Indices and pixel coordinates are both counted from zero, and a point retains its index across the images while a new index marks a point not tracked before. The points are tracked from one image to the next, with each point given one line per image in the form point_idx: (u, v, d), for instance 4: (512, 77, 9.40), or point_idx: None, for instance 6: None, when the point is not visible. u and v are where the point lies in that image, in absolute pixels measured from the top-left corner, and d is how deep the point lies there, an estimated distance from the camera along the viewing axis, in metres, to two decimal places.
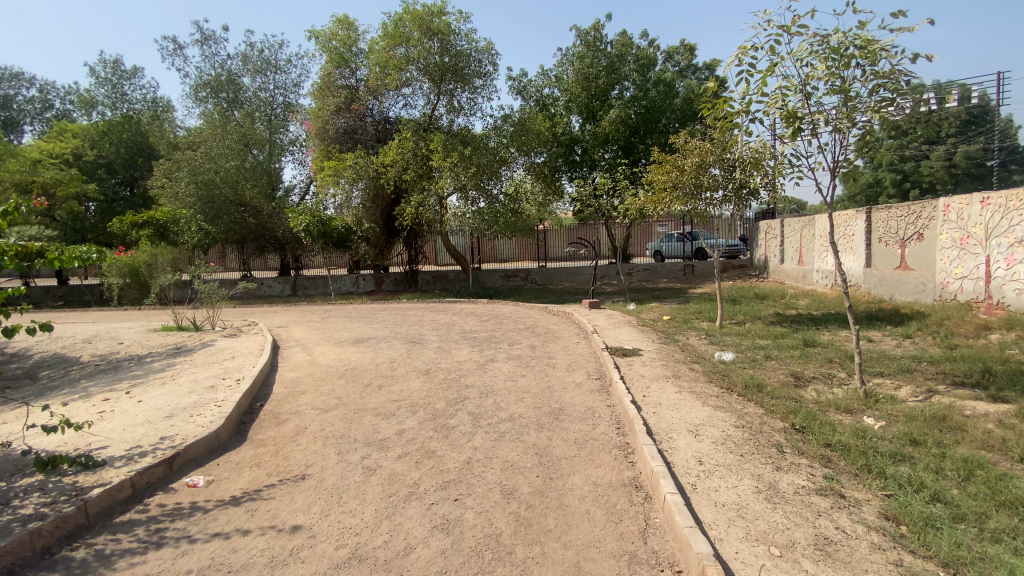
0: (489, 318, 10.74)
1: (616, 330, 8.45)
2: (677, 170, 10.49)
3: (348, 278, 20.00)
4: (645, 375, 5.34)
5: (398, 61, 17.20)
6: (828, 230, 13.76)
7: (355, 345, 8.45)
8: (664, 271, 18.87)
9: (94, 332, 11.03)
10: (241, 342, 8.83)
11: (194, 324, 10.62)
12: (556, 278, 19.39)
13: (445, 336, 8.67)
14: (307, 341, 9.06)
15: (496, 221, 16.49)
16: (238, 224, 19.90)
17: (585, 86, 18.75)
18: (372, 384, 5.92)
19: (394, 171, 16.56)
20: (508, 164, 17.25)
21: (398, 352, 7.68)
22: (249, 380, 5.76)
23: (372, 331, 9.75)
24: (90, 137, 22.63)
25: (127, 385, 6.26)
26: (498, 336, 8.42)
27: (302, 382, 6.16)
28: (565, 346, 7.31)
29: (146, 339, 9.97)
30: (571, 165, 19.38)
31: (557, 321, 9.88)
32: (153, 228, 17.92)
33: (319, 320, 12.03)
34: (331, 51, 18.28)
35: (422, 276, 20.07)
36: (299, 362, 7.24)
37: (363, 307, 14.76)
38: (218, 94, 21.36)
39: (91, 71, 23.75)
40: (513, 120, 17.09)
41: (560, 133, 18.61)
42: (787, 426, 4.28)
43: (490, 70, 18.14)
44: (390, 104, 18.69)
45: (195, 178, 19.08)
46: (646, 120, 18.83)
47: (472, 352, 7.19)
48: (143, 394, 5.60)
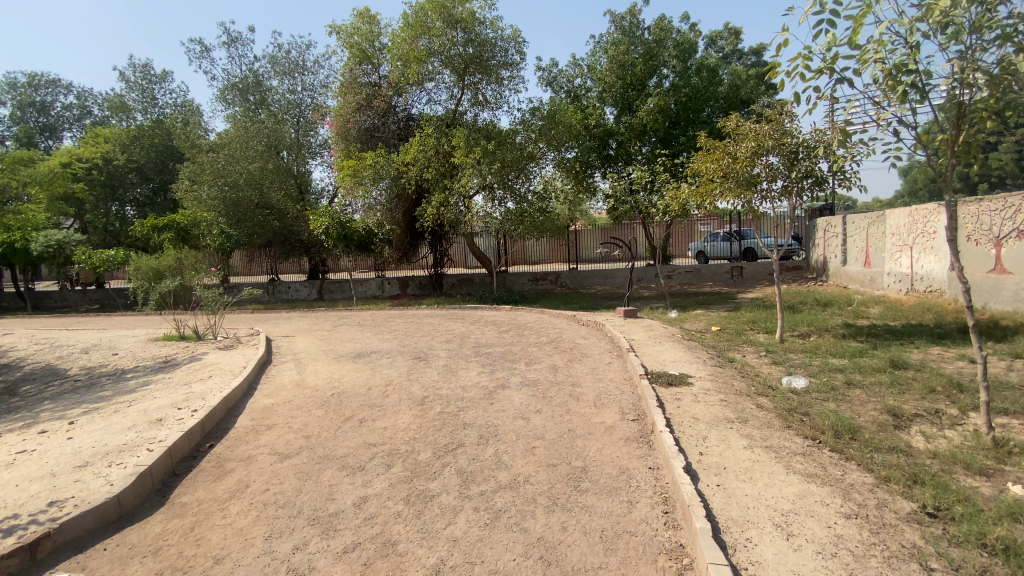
0: (510, 328, 9.57)
1: (656, 345, 7.12)
2: (730, 158, 9.01)
3: (372, 282, 19.32)
4: (698, 419, 4.04)
5: (421, 53, 16.23)
6: (903, 227, 11.91)
7: (354, 361, 7.44)
8: (708, 274, 17.22)
9: (96, 341, 10.53)
10: (231, 357, 7.95)
11: (195, 334, 9.96)
12: (588, 281, 18.01)
13: (456, 352, 7.54)
14: (303, 355, 8.12)
15: (523, 220, 15.26)
16: (262, 227, 19.48)
17: (620, 75, 17.27)
18: (353, 417, 4.84)
19: (415, 169, 15.60)
20: (537, 161, 16.05)
21: (398, 371, 6.60)
22: (202, 412, 4.76)
23: (378, 344, 8.76)
24: (121, 142, 22.46)
25: (82, 410, 5.43)
26: (516, 352, 7.22)
27: (275, 412, 5.16)
28: (594, 367, 6.06)
29: (142, 351, 9.32)
30: (605, 160, 17.83)
31: (586, 333, 8.57)
32: (173, 231, 18.05)
33: (329, 328, 11.14)
34: (353, 47, 17.47)
35: (447, 280, 19.08)
36: (282, 383, 6.27)
37: (380, 313, 13.88)
38: (246, 96, 21.11)
39: (121, 76, 24.15)
40: (542, 113, 15.87)
41: (593, 126, 17.17)
42: (916, 508, 2.89)
43: (517, 59, 16.99)
44: (413, 100, 17.84)
45: (218, 181, 18.72)
46: (687, 110, 17.26)
47: (481, 373, 6.06)
48: (78, 429, 4.70)
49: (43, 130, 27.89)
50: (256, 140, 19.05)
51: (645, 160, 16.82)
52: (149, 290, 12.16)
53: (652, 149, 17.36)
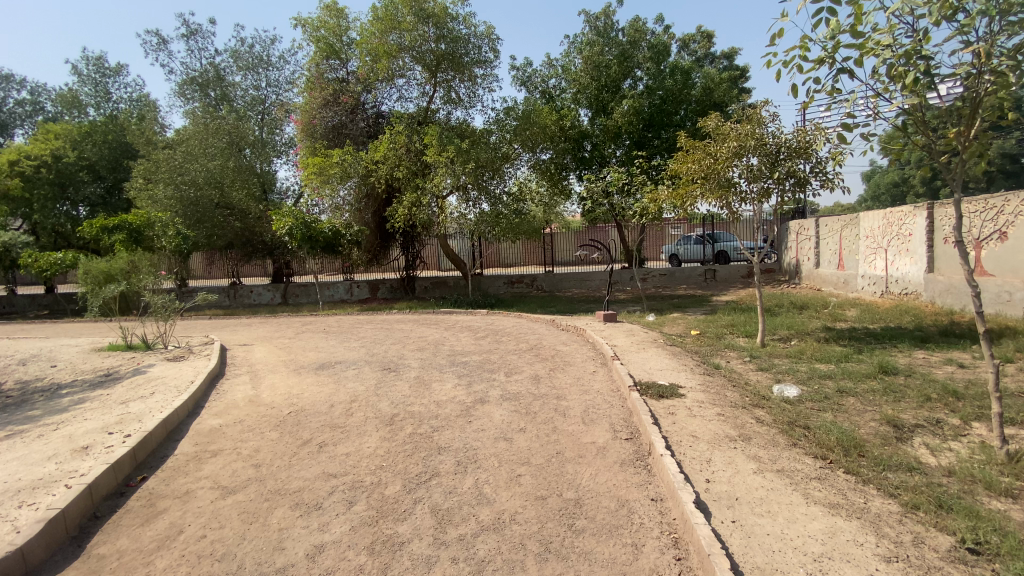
0: (486, 334, 9.09)
1: (641, 351, 6.79)
2: (708, 157, 8.77)
3: (340, 285, 18.52)
4: (699, 438, 3.68)
5: (391, 48, 15.61)
6: (876, 230, 12.02)
7: (317, 373, 6.83)
8: (683, 276, 17.15)
9: (31, 351, 9.53)
10: (179, 369, 7.19)
11: (144, 343, 9.12)
12: (564, 284, 17.67)
13: (429, 361, 7.03)
14: (261, 367, 7.45)
15: (497, 222, 14.82)
16: (222, 228, 18.47)
17: (594, 75, 17.08)
18: (312, 441, 4.28)
19: (385, 168, 14.95)
20: (512, 161, 15.65)
21: (365, 384, 6.04)
22: (136, 437, 4.11)
23: (344, 353, 8.14)
24: (72, 137, 20.77)
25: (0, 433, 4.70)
26: (494, 361, 6.75)
27: (223, 435, 4.55)
28: (577, 377, 5.66)
29: (81, 362, 8.44)
30: (580, 162, 17.54)
31: (567, 339, 8.17)
32: (125, 233, 17.08)
33: (292, 336, 10.42)
34: (320, 41, 16.74)
35: (420, 283, 18.43)
36: (234, 399, 5.63)
37: (348, 318, 13.17)
38: (205, 91, 20.03)
39: (73, 68, 22.60)
40: (517, 113, 15.48)
41: (568, 126, 16.87)
42: (954, 543, 2.56)
43: (491, 57, 16.57)
44: (383, 97, 17.18)
45: (174, 179, 17.61)
46: (661, 112, 17.18)
47: (456, 385, 5.57)
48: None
49: None
50: (216, 136, 18.04)
51: (620, 162, 16.59)
52: (91, 295, 11.14)
53: (626, 151, 17.19)
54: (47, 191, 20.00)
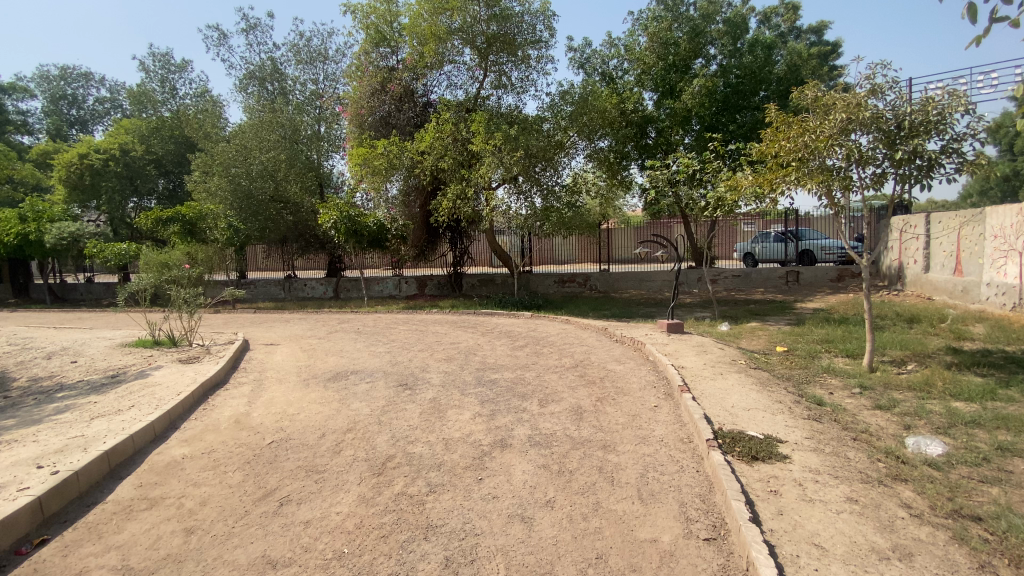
0: (526, 343, 7.88)
1: (715, 378, 5.33)
2: (803, 135, 7.03)
3: (388, 280, 17.84)
4: (826, 555, 2.30)
5: (441, 30, 14.64)
6: (1007, 229, 9.59)
7: (327, 384, 5.95)
8: (760, 279, 15.15)
9: (68, 343, 9.42)
10: (183, 374, 6.53)
11: (170, 339, 8.73)
12: (621, 284, 16.13)
13: (454, 376, 5.95)
14: (273, 373, 6.68)
15: (548, 217, 13.53)
16: (275, 221, 18.08)
17: (660, 54, 15.23)
18: (273, 495, 3.28)
19: (430, 158, 14.00)
20: (566, 150, 14.25)
21: (372, 405, 5.02)
22: (54, 482, 3.27)
23: (365, 359, 7.23)
24: (141, 133, 21.63)
25: None
26: (529, 382, 5.53)
27: (178, 475, 3.67)
28: (634, 415, 4.34)
29: (105, 358, 8.11)
30: (642, 150, 15.74)
31: (621, 355, 6.78)
32: (179, 225, 17.30)
33: (322, 336, 9.72)
34: (370, 28, 16.09)
35: (467, 279, 17.48)
36: (218, 419, 4.78)
37: (386, 317, 12.46)
38: (264, 85, 20.22)
39: (141, 65, 23.62)
40: (572, 97, 14.06)
41: (630, 111, 15.13)
42: None
43: (546, 37, 15.25)
44: (433, 84, 16.34)
45: (229, 173, 17.54)
46: (737, 93, 15.12)
47: (473, 417, 4.41)
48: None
49: (74, 123, 27.86)
50: (271, 129, 17.90)
51: (690, 150, 14.68)
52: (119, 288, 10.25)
53: (697, 137, 15.22)
54: (115, 184, 20.81)
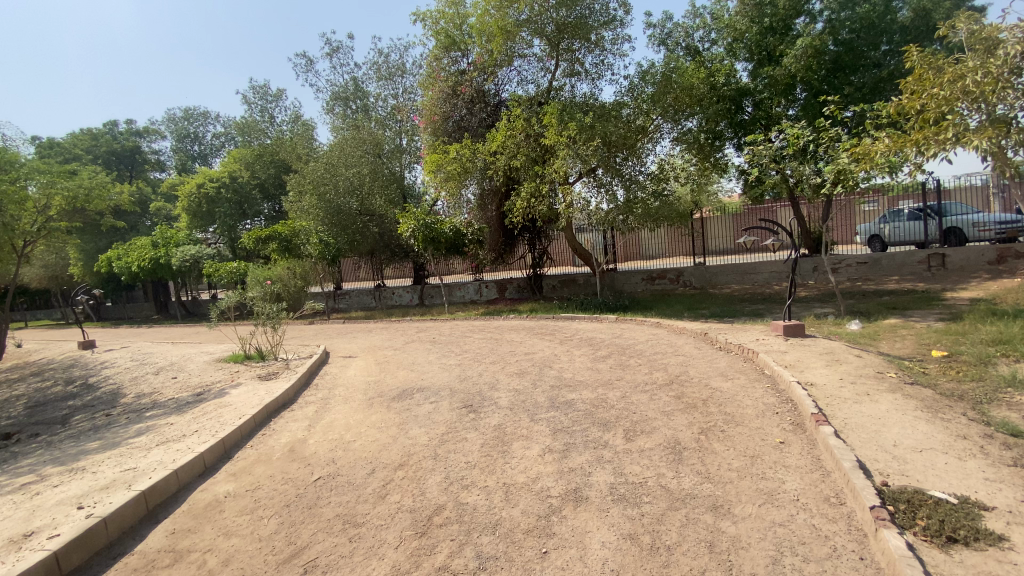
0: (610, 353, 6.93)
1: (860, 401, 4.07)
2: (965, 78, 5.36)
3: (469, 285, 17.56)
4: None
5: (509, 24, 14.05)
6: None
7: (391, 404, 5.49)
8: (893, 266, 12.76)
9: (174, 359, 10.01)
10: (257, 391, 6.43)
11: (258, 353, 8.92)
12: (720, 279, 14.41)
13: (526, 396, 5.19)
14: (341, 390, 6.38)
15: (631, 209, 12.37)
16: (363, 235, 18.56)
17: (755, 17, 13.32)
18: (303, 555, 2.76)
19: (503, 158, 13.45)
20: (650, 136, 12.96)
21: (431, 432, 4.43)
22: (77, 532, 2.97)
23: (434, 374, 6.74)
24: (247, 160, 23.20)
25: (33, 484, 4.21)
26: (613, 405, 4.63)
27: (213, 520, 3.26)
28: (752, 456, 3.33)
29: (199, 374, 8.42)
30: (738, 127, 13.96)
31: (727, 368, 5.63)
32: (276, 242, 17.39)
33: (398, 347, 9.45)
34: (440, 34, 15.87)
35: (548, 281, 16.70)
36: (273, 447, 4.45)
37: (464, 324, 12.03)
38: (348, 105, 21.09)
39: (244, 99, 25.77)
40: (655, 76, 12.78)
41: (721, 84, 13.37)
42: None
43: (620, 15, 14.13)
44: (504, 82, 15.82)
45: (318, 190, 18.10)
46: (856, 47, 12.82)
47: (542, 454, 3.63)
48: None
49: (196, 158, 31.25)
50: (356, 146, 18.50)
51: (794, 122, 12.71)
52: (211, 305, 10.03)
53: (804, 106, 13.16)
54: (227, 209, 22.76)
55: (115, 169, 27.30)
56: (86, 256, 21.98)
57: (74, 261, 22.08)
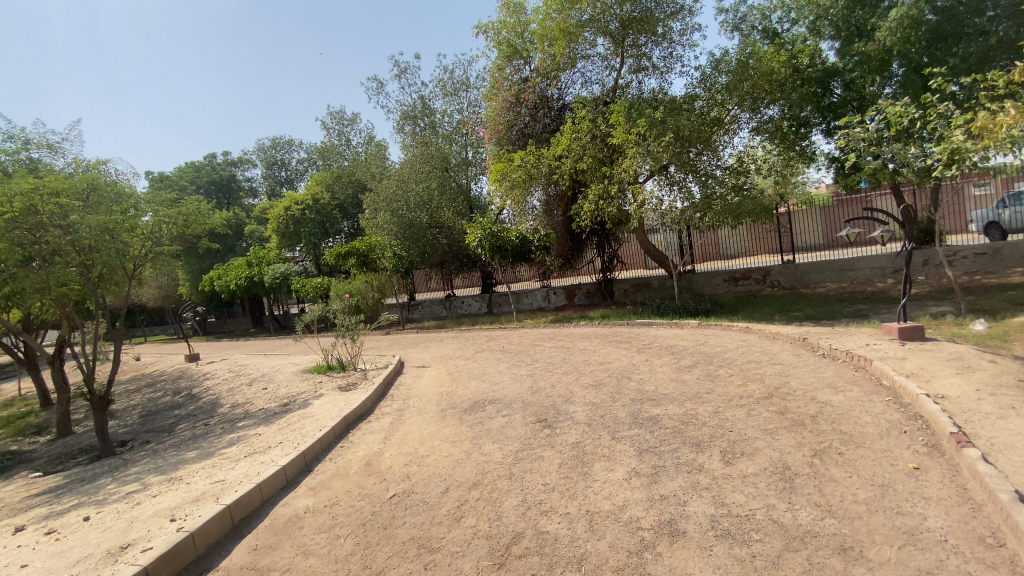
0: (695, 363, 6.40)
1: (1018, 419, 3.36)
2: None
3: (538, 292, 17.33)
4: None
5: (571, 25, 13.80)
6: None
7: (464, 416, 5.36)
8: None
9: (264, 370, 10.64)
10: (336, 402, 6.59)
11: (337, 365, 9.23)
12: (813, 277, 13.18)
13: (605, 410, 4.85)
14: (415, 402, 6.37)
15: (709, 206, 11.61)
16: (432, 247, 18.78)
17: None
18: None
19: (569, 162, 13.17)
20: (726, 127, 12.17)
21: (506, 448, 4.22)
22: (164, 548, 3.04)
23: (507, 385, 6.57)
24: (327, 181, 24.88)
25: (138, 493, 4.50)
26: (704, 422, 4.18)
27: (292, 537, 3.25)
28: (882, 485, 2.80)
29: (286, 385, 8.85)
30: (826, 111, 12.71)
31: (835, 379, 4.95)
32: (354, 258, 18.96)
33: (469, 357, 9.41)
34: (502, 44, 15.92)
35: (619, 285, 16.15)
36: (350, 461, 4.45)
37: (534, 332, 11.84)
38: (417, 122, 21.81)
39: (323, 124, 27.49)
40: (729, 64, 11.97)
41: (804, 67, 12.03)
42: None
43: (689, 3, 13.43)
44: (568, 85, 15.57)
45: (391, 207, 18.62)
46: (958, 13, 10.38)
47: (627, 479, 3.32)
48: (49, 559, 3.36)
49: (284, 183, 33.79)
50: (425, 161, 19.02)
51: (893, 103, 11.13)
52: (297, 319, 10.49)
53: (903, 83, 11.25)
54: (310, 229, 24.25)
55: (215, 197, 30.18)
56: (192, 277, 24.34)
57: (183, 281, 24.48)
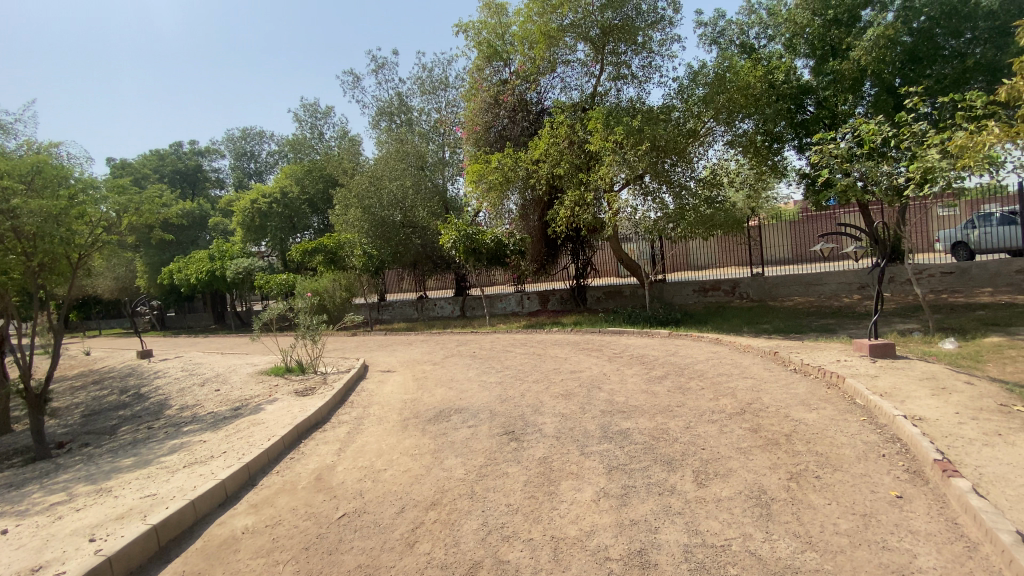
0: (666, 374, 6.28)
1: (992, 443, 3.30)
2: None
3: (511, 296, 17.16)
4: None
5: (552, 29, 13.68)
6: None
7: (428, 426, 5.07)
8: (983, 276, 11.34)
9: (219, 370, 10.07)
10: (291, 407, 6.20)
11: (298, 366, 8.79)
12: (781, 291, 13.38)
13: (575, 423, 4.64)
14: (377, 408, 6.04)
15: (683, 217, 11.63)
16: (407, 246, 18.24)
17: (817, 9, 12.12)
18: None
19: (546, 166, 13.04)
20: (701, 140, 12.26)
21: (469, 463, 3.97)
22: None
23: (474, 393, 6.30)
24: (297, 175, 24.13)
25: (59, 506, 4.05)
26: (677, 438, 4.02)
27: (226, 563, 2.92)
28: (863, 515, 2.67)
29: (240, 387, 8.36)
30: (799, 128, 12.87)
31: (808, 396, 4.87)
32: (322, 255, 18.34)
33: (438, 361, 9.10)
34: (482, 44, 15.69)
35: (593, 292, 16.10)
36: (300, 474, 4.11)
37: (505, 337, 11.61)
38: (394, 119, 21.37)
39: (295, 116, 26.70)
40: (706, 77, 12.04)
41: (779, 82, 12.32)
42: None
43: (670, 13, 13.49)
44: (547, 89, 15.48)
45: (363, 204, 18.04)
46: (933, 36, 11.18)
47: (596, 500, 3.11)
48: None
49: (253, 175, 32.69)
50: (400, 159, 18.57)
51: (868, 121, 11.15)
52: (254, 317, 9.98)
53: (875, 103, 11.64)
54: (278, 223, 23.38)
55: (178, 186, 28.93)
56: (150, 269, 23.22)
57: (141, 273, 23.27)
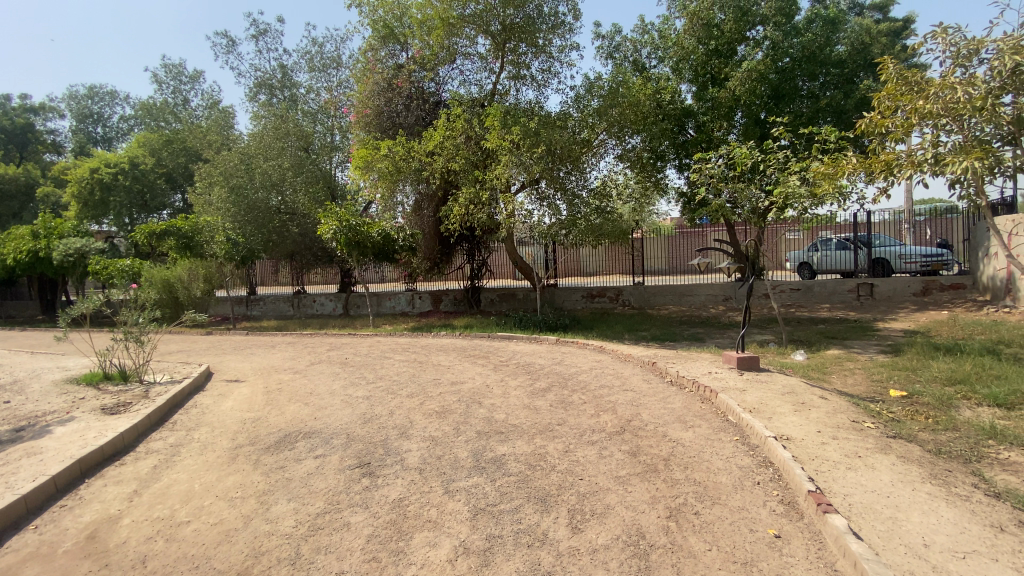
0: (550, 386, 5.92)
1: (854, 467, 3.29)
2: (944, 94, 4.59)
3: (401, 296, 16.20)
4: None
5: (451, 17, 13.09)
6: None
7: (264, 456, 4.12)
8: (824, 293, 12.80)
9: (8, 377, 7.86)
10: (84, 430, 4.80)
11: (118, 374, 7.09)
12: (658, 299, 14.06)
13: (445, 449, 4.02)
14: (207, 431, 4.90)
15: (574, 225, 11.62)
16: (280, 235, 16.59)
17: (701, 38, 12.78)
18: None
19: (440, 160, 12.26)
20: (594, 150, 12.38)
21: (304, 509, 3.16)
22: None
23: (335, 410, 5.42)
24: (152, 145, 20.52)
25: None
26: (555, 467, 3.59)
27: None
28: (744, 563, 2.40)
29: (31, 400, 6.51)
30: (680, 148, 13.50)
31: (686, 412, 4.75)
32: (174, 238, 14.81)
33: (303, 369, 7.95)
34: (377, 23, 14.48)
35: (485, 295, 15.68)
36: (59, 536, 3.00)
37: (387, 341, 10.67)
38: (275, 93, 19.10)
39: (154, 77, 22.87)
40: (601, 89, 12.12)
41: (666, 102, 12.85)
42: None
43: (570, 20, 13.50)
44: (446, 81, 14.75)
45: (232, 184, 15.90)
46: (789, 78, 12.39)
47: (452, 560, 2.52)
48: None
49: (100, 141, 27.55)
50: (278, 137, 16.45)
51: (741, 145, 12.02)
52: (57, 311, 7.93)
53: (745, 131, 12.59)
54: (124, 198, 19.85)
55: None
56: None
57: None
